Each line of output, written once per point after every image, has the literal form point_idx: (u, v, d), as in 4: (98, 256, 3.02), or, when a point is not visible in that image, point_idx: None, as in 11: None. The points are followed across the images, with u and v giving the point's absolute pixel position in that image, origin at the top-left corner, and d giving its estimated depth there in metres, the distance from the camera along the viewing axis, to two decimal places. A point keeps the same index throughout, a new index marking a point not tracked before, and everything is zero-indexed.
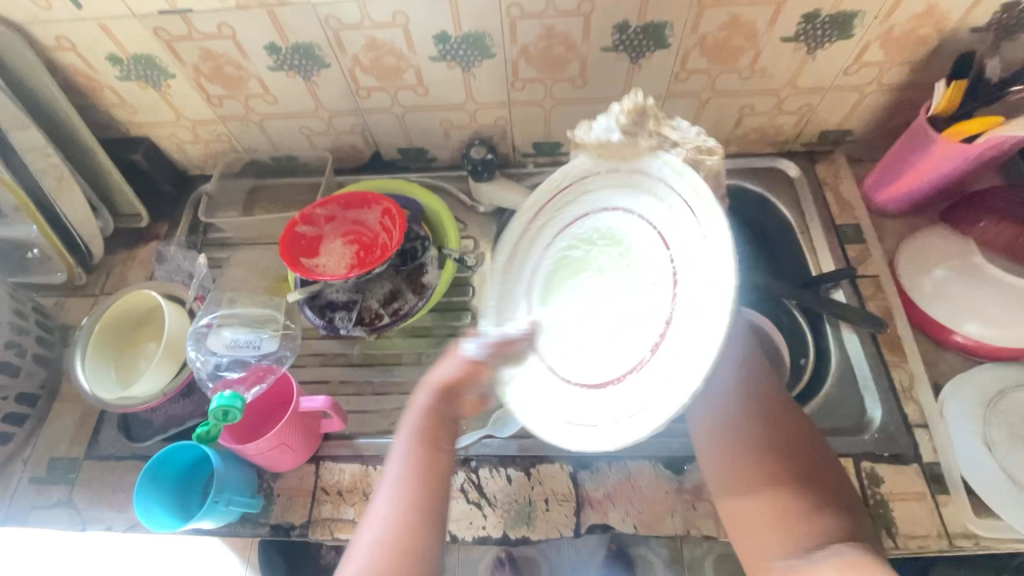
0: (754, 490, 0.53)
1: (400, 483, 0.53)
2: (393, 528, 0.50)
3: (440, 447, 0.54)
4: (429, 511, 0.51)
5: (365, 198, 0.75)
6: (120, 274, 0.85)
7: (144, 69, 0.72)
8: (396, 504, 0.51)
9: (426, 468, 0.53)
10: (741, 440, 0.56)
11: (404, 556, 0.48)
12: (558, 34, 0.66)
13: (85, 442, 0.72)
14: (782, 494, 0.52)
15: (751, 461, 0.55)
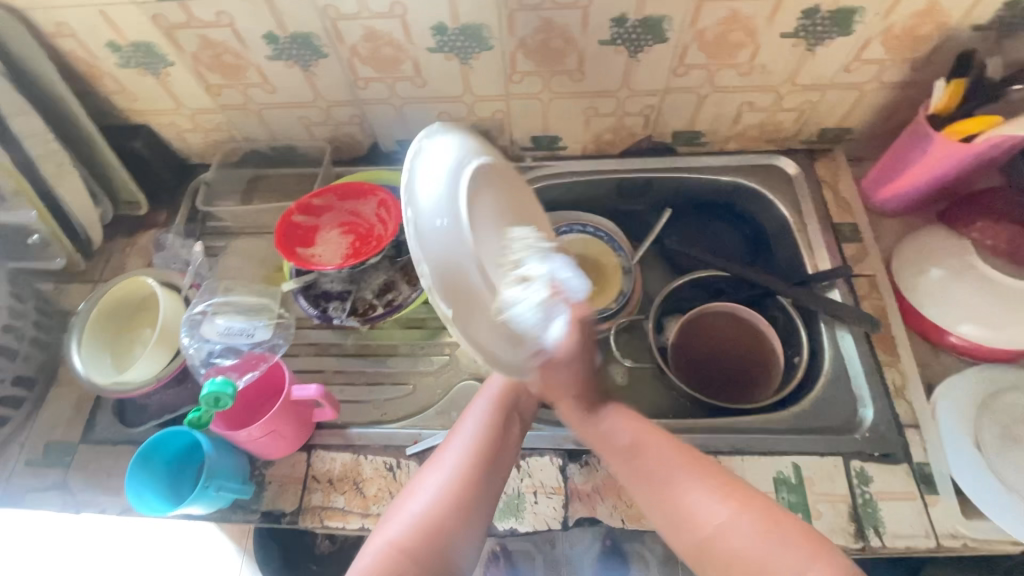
0: (722, 558, 0.47)
1: (474, 441, 0.57)
2: (458, 478, 0.54)
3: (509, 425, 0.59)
4: (490, 475, 0.56)
5: (361, 189, 0.76)
6: (119, 261, 0.86)
7: (144, 57, 0.73)
8: (465, 459, 0.55)
9: (498, 437, 0.58)
10: (687, 523, 0.49)
11: (461, 505, 0.52)
12: (556, 27, 0.66)
13: (81, 426, 0.72)
14: (758, 553, 0.45)
15: (705, 529, 0.48)
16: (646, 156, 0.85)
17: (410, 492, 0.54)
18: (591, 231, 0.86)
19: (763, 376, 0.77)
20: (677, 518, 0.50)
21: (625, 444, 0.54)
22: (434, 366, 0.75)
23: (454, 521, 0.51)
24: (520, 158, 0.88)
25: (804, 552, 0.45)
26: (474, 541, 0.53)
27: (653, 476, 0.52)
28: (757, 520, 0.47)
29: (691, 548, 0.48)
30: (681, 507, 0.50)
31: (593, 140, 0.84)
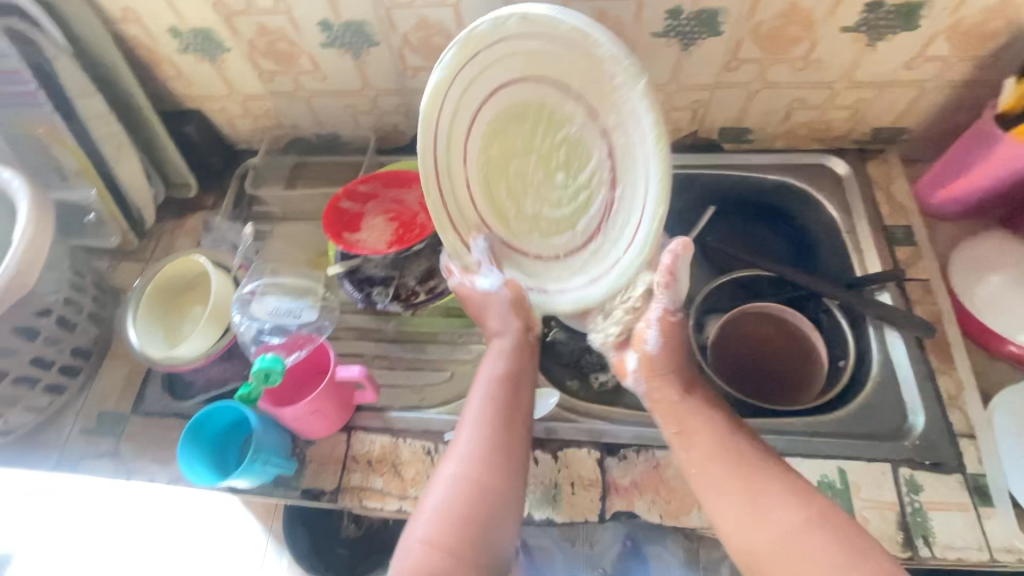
0: (758, 509, 0.52)
1: (480, 424, 0.59)
2: (475, 459, 0.56)
3: (514, 394, 0.62)
4: (507, 448, 0.58)
5: (406, 177, 0.77)
6: (169, 241, 0.89)
7: (203, 43, 0.75)
8: (479, 442, 0.58)
9: (504, 410, 0.60)
10: (752, 530, 0.51)
11: (485, 487, 0.55)
12: (608, 19, 0.66)
13: (132, 398, 0.75)
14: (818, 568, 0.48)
15: (775, 539, 0.50)
16: (692, 152, 0.84)
17: (435, 480, 0.57)
18: None
19: (806, 378, 0.75)
20: (736, 517, 0.53)
21: (697, 450, 0.58)
22: (472, 354, 0.76)
23: (484, 500, 0.54)
24: None
25: (855, 555, 0.47)
26: (510, 516, 0.55)
27: (724, 476, 0.55)
28: (828, 538, 0.49)
29: (749, 552, 0.51)
30: (749, 510, 0.52)
31: None
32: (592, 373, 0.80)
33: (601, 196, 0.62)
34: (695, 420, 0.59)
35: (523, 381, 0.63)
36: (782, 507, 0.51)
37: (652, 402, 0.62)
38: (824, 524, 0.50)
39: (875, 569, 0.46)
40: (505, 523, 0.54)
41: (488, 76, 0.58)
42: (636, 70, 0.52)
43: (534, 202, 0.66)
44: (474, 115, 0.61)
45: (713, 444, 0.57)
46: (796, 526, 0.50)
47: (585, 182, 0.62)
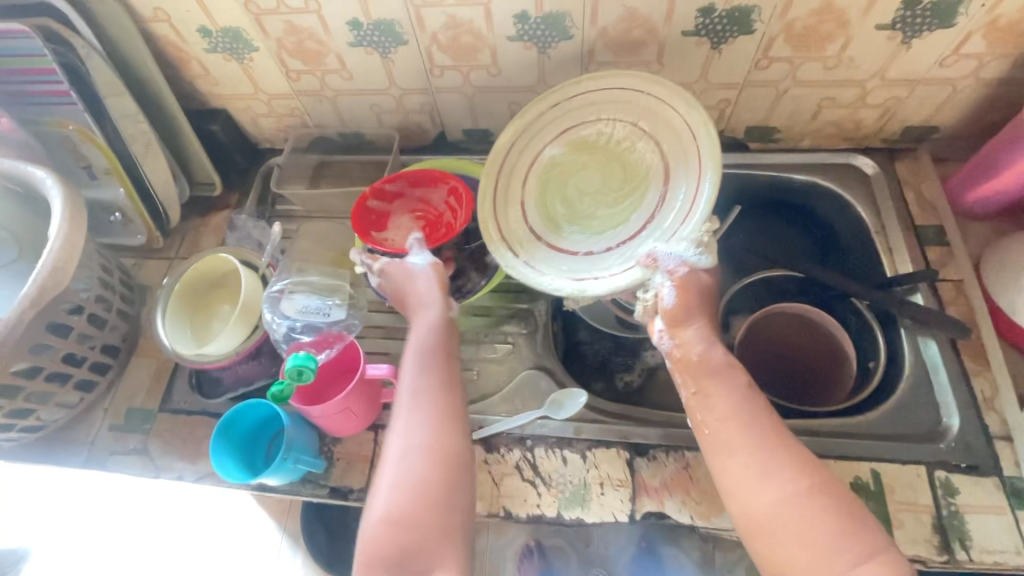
0: (776, 492, 0.50)
1: (416, 400, 0.57)
2: (415, 438, 0.55)
3: (443, 365, 0.60)
4: (448, 420, 0.56)
5: (434, 176, 0.75)
6: (194, 240, 0.89)
7: (231, 42, 0.75)
8: (417, 419, 0.56)
9: (437, 382, 0.58)
10: (763, 493, 0.51)
11: (430, 467, 0.53)
12: (639, 17, 0.65)
13: (159, 396, 0.76)
14: (819, 535, 0.48)
15: (781, 505, 0.50)
16: (719, 151, 0.83)
17: (381, 464, 0.55)
18: None
19: (832, 379, 0.76)
20: (749, 478, 0.52)
21: (715, 410, 0.56)
22: (499, 353, 0.76)
23: (431, 478, 0.53)
24: None
25: (854, 535, 0.48)
26: (463, 491, 0.54)
27: (740, 440, 0.53)
28: (829, 511, 0.49)
29: (754, 513, 0.51)
30: (760, 473, 0.51)
31: None
32: (619, 373, 0.81)
33: (658, 197, 0.67)
34: (715, 387, 0.57)
35: (447, 350, 0.61)
36: (791, 473, 0.51)
37: (676, 360, 0.60)
38: (825, 497, 0.50)
39: (868, 545, 0.48)
40: (459, 499, 0.53)
41: (570, 116, 0.72)
42: (689, 101, 0.65)
43: (588, 207, 0.71)
44: (550, 142, 0.72)
45: (730, 405, 0.55)
46: (802, 494, 0.50)
47: (650, 189, 0.68)
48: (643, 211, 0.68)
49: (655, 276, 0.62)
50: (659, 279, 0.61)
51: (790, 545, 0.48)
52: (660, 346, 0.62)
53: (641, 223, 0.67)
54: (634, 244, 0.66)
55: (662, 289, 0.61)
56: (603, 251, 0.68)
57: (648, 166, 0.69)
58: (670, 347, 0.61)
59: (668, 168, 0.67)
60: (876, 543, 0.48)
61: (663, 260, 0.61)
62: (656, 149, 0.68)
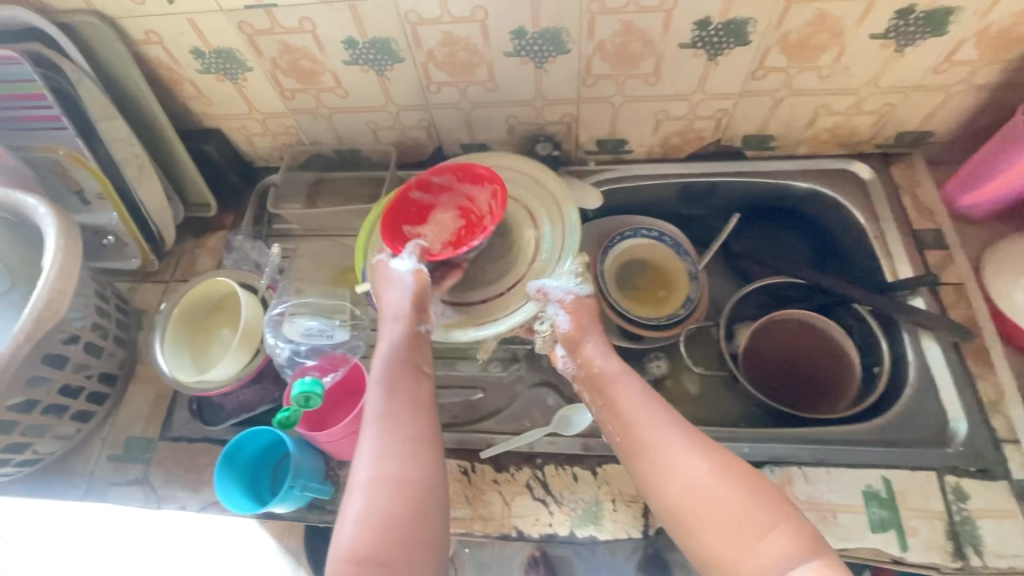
0: (680, 483, 0.52)
1: (379, 419, 0.55)
2: (384, 458, 0.53)
3: (408, 380, 0.59)
4: (417, 437, 0.55)
5: (481, 174, 0.70)
6: (191, 262, 0.88)
7: (225, 63, 0.74)
8: (384, 440, 0.54)
9: (403, 399, 0.57)
10: (681, 483, 0.52)
11: (396, 487, 0.51)
12: (636, 31, 0.66)
13: (159, 423, 0.74)
14: (729, 515, 0.49)
15: (698, 490, 0.51)
16: (713, 161, 0.84)
17: (349, 489, 0.53)
18: (656, 235, 0.86)
19: (837, 387, 0.76)
20: (664, 470, 0.53)
21: (632, 413, 0.58)
22: (505, 370, 0.75)
23: (399, 499, 0.51)
24: (583, 161, 0.88)
25: (757, 507, 0.49)
26: (434, 508, 0.52)
27: (653, 435, 0.55)
28: (734, 487, 0.50)
29: (674, 503, 0.52)
30: (674, 463, 0.53)
31: (660, 144, 0.83)
32: None
33: (534, 244, 0.71)
34: (620, 390, 0.60)
35: (410, 364, 0.60)
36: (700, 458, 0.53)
37: (581, 379, 0.64)
38: (731, 476, 0.51)
39: (772, 516, 0.49)
40: (429, 519, 0.51)
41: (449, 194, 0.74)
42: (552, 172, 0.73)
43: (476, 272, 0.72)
44: None
45: (644, 405, 0.58)
46: (709, 477, 0.51)
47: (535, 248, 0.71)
48: (526, 255, 0.71)
49: (545, 307, 0.67)
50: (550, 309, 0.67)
51: (710, 529, 0.49)
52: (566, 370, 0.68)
53: (524, 267, 0.70)
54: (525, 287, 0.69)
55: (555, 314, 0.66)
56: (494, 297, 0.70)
57: (516, 222, 0.72)
58: (574, 370, 0.66)
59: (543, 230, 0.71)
60: (782, 511, 0.49)
61: (551, 291, 0.67)
62: (521, 207, 0.72)
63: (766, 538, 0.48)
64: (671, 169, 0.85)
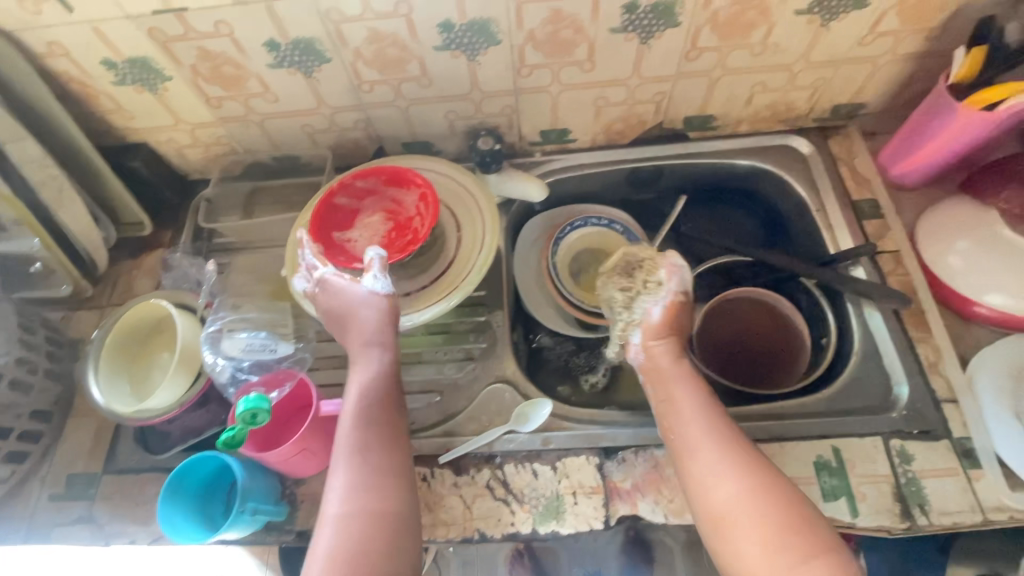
0: (724, 492, 0.55)
1: (358, 452, 0.56)
2: (361, 491, 0.54)
3: (389, 411, 0.60)
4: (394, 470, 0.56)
5: (408, 175, 0.71)
6: (127, 284, 0.84)
7: (140, 73, 0.70)
8: (361, 473, 0.55)
9: (385, 431, 0.58)
10: (723, 491, 0.55)
11: (372, 522, 0.53)
12: (565, 18, 0.64)
13: (103, 457, 0.71)
14: (766, 529, 0.53)
15: (740, 502, 0.54)
16: (656, 145, 0.84)
17: (324, 517, 0.54)
18: (605, 223, 0.85)
19: (790, 361, 0.77)
20: (710, 476, 0.56)
21: (685, 419, 0.61)
22: (461, 371, 0.74)
23: (373, 534, 0.52)
24: (528, 153, 0.86)
25: (798, 531, 0.52)
26: (407, 543, 0.53)
27: (703, 444, 0.59)
28: (774, 508, 0.54)
29: (714, 507, 0.55)
30: (719, 473, 0.56)
31: (603, 131, 0.82)
32: (582, 375, 0.81)
33: (456, 242, 0.73)
34: (683, 391, 0.63)
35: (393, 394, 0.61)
36: (746, 472, 0.56)
37: (644, 371, 0.67)
38: (774, 497, 0.54)
39: (814, 545, 0.52)
40: (401, 555, 0.52)
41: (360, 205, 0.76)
42: (463, 172, 0.77)
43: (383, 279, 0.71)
44: None
45: (695, 413, 0.61)
46: (754, 492, 0.55)
47: (447, 250, 0.73)
48: (445, 253, 0.72)
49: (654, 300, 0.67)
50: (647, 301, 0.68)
51: (742, 537, 0.53)
52: (633, 356, 0.69)
53: (444, 264, 0.72)
54: (446, 281, 0.70)
55: (650, 305, 0.68)
56: (415, 292, 0.70)
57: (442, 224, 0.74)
58: (639, 359, 0.68)
59: (460, 230, 0.73)
60: (821, 539, 0.52)
61: (669, 283, 0.67)
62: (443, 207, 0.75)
63: (803, 562, 0.51)
64: (613, 156, 0.85)
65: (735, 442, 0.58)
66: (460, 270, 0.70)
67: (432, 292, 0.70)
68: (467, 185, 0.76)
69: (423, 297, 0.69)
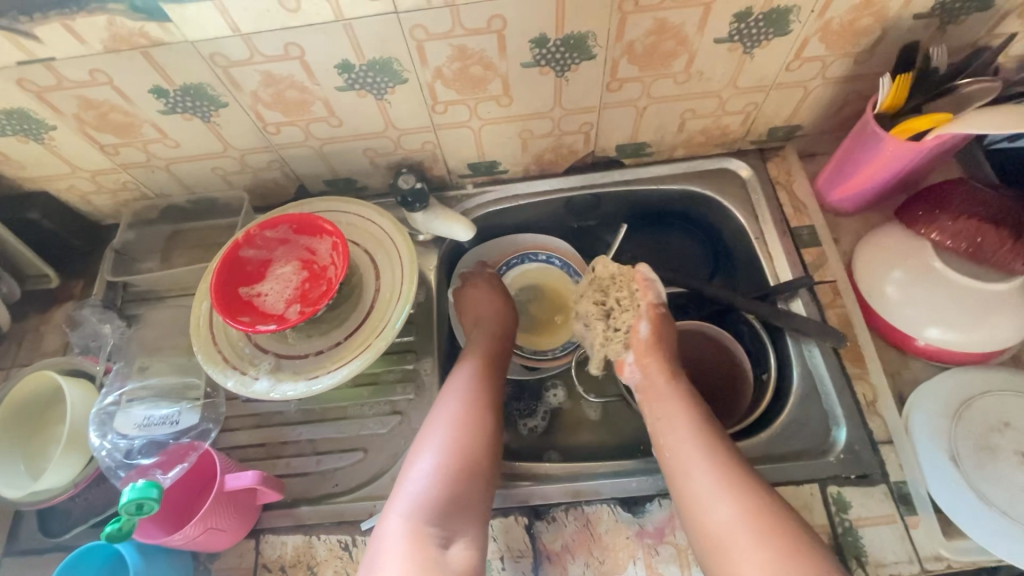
0: (724, 509, 0.53)
1: (457, 416, 0.62)
2: (455, 444, 0.59)
3: (491, 384, 0.66)
4: (483, 429, 0.61)
5: (319, 224, 0.67)
6: (34, 342, 0.78)
7: (20, 124, 0.65)
8: (460, 430, 0.60)
9: (490, 399, 0.64)
10: (721, 509, 0.53)
11: (463, 473, 0.57)
12: (472, 54, 0.60)
13: (1, 538, 0.65)
14: (763, 549, 0.49)
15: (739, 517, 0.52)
16: (591, 173, 0.80)
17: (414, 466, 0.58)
18: (545, 258, 0.84)
19: (733, 399, 0.73)
20: (705, 492, 0.54)
21: (679, 437, 0.59)
22: (385, 425, 0.70)
23: (460, 483, 0.57)
24: (459, 185, 0.82)
25: (795, 551, 0.49)
26: (484, 499, 0.57)
27: (699, 460, 0.56)
28: (775, 529, 0.50)
29: (708, 527, 0.53)
30: (715, 492, 0.54)
31: (534, 162, 0.79)
32: (521, 420, 0.76)
33: (375, 290, 0.69)
34: (679, 407, 0.62)
35: (498, 376, 0.68)
36: (741, 486, 0.54)
37: (640, 391, 0.66)
38: (770, 516, 0.51)
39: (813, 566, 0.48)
40: (479, 507, 0.57)
41: None
42: (382, 214, 0.73)
43: (295, 335, 0.67)
44: None
45: (689, 429, 0.59)
46: (751, 510, 0.52)
47: (365, 301, 0.68)
48: (364, 302, 0.68)
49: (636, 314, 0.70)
50: (634, 315, 0.70)
51: (745, 558, 0.50)
52: (629, 377, 0.69)
53: (362, 313, 0.68)
54: (364, 334, 0.65)
55: (637, 321, 0.69)
56: (331, 348, 0.66)
57: (361, 271, 0.70)
58: (637, 380, 0.68)
59: (379, 278, 0.70)
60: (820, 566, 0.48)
61: (648, 297, 0.70)
62: (362, 252, 0.71)
63: None
64: (548, 186, 0.81)
65: (731, 458, 0.56)
66: (377, 323, 0.66)
67: (347, 349, 0.65)
68: (387, 228, 0.72)
69: (336, 355, 0.65)
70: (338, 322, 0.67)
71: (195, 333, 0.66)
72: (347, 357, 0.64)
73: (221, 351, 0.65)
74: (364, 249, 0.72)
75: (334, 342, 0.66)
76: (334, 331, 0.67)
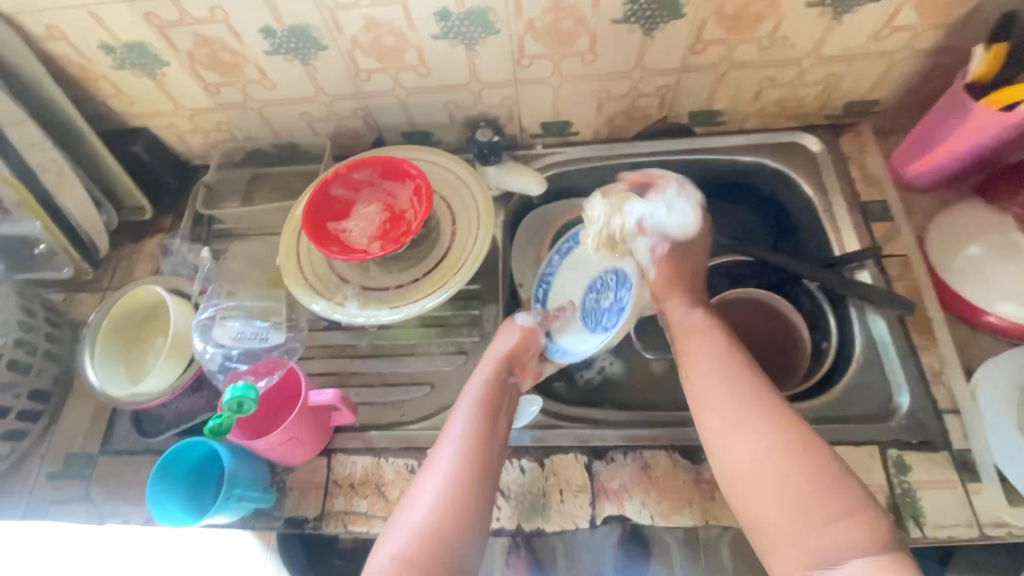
0: (744, 452, 0.53)
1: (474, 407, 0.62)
2: (454, 485, 0.55)
3: (491, 412, 0.62)
4: (481, 462, 0.57)
5: (402, 169, 0.71)
6: (127, 269, 0.84)
7: (139, 58, 0.70)
8: (459, 467, 0.56)
9: (488, 413, 0.62)
10: (800, 524, 0.49)
11: (458, 514, 0.53)
12: (565, 7, 0.63)
13: (99, 437, 0.72)
14: (797, 496, 0.50)
15: (828, 534, 0.48)
16: (661, 140, 0.81)
17: (407, 508, 0.55)
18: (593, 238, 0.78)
19: (788, 366, 0.75)
20: (779, 506, 0.50)
21: (741, 430, 0.54)
22: (451, 364, 0.74)
23: (458, 529, 0.53)
24: (529, 145, 0.84)
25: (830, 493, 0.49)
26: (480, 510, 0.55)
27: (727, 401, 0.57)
28: (802, 467, 0.51)
29: (738, 468, 0.53)
30: (739, 430, 0.55)
31: (606, 125, 0.80)
32: (579, 371, 0.79)
33: (451, 235, 0.73)
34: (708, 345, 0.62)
35: (507, 390, 0.65)
36: (827, 497, 0.49)
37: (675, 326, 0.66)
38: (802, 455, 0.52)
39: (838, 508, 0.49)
40: (476, 507, 0.55)
41: None
42: (459, 163, 0.76)
43: (377, 272, 0.71)
44: None
45: (760, 430, 0.54)
46: (849, 518, 0.48)
47: (443, 242, 0.73)
48: (440, 245, 0.72)
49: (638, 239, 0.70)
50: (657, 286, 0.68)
51: (762, 495, 0.51)
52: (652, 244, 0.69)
53: (439, 255, 0.72)
54: (440, 273, 0.70)
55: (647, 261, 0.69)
56: (410, 284, 0.70)
57: (438, 217, 0.74)
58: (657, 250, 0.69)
59: (455, 224, 0.73)
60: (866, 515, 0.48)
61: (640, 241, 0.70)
62: (439, 199, 0.75)
63: (827, 524, 0.48)
64: (617, 150, 0.83)
65: (765, 402, 0.56)
66: (453, 263, 0.70)
67: (426, 285, 0.69)
68: (462, 176, 0.76)
69: (415, 291, 0.69)
70: (417, 262, 0.71)
71: (283, 259, 0.71)
72: (425, 293, 0.68)
73: (309, 280, 0.69)
74: (441, 196, 0.76)
75: (414, 279, 0.70)
76: (412, 270, 0.71)
